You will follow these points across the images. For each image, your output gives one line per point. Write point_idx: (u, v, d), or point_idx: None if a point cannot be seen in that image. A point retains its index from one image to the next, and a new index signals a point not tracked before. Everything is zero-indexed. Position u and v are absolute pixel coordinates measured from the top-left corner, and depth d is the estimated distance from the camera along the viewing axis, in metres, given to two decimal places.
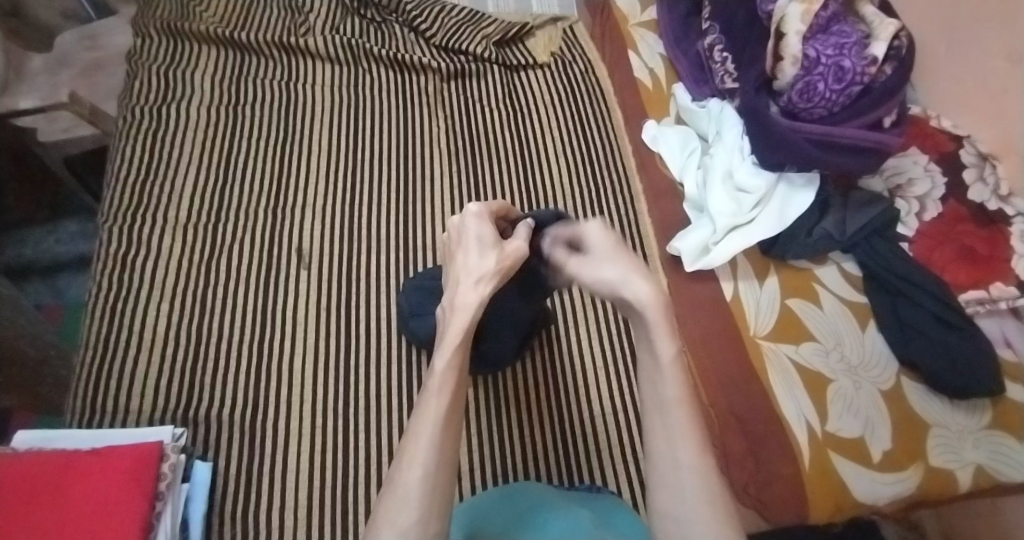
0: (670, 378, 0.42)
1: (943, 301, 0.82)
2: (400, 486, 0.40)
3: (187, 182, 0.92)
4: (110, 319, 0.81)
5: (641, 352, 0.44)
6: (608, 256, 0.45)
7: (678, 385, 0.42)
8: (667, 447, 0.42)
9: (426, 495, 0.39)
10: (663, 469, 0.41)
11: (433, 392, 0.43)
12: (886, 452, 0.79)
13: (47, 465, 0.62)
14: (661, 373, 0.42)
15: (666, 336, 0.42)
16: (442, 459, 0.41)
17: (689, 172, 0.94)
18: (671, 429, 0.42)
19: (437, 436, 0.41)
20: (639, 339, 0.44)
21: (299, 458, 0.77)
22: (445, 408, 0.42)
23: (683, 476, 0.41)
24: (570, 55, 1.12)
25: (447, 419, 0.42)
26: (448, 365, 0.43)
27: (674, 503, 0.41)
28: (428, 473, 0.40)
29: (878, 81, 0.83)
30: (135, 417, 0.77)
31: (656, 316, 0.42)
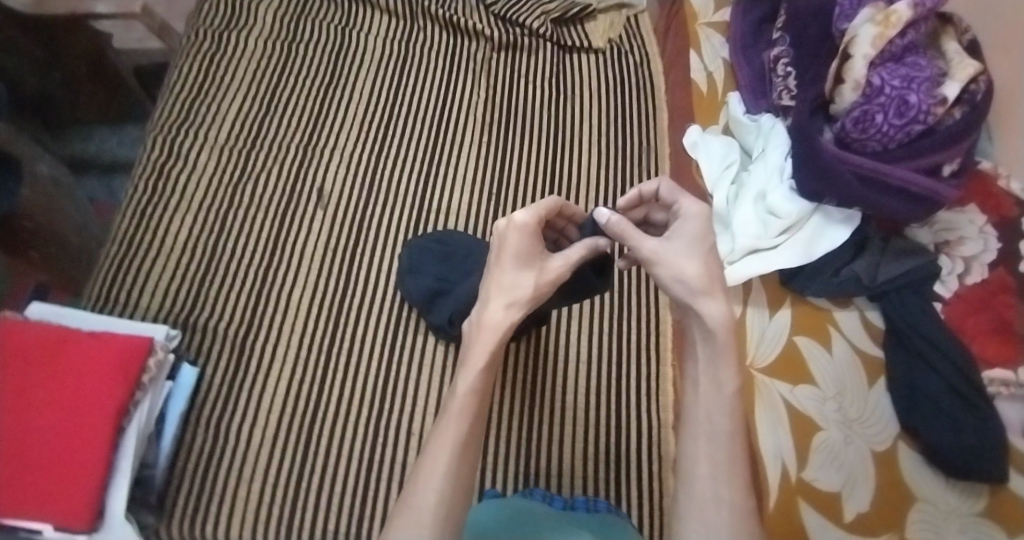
0: (725, 407, 0.47)
1: (962, 371, 0.76)
2: (413, 503, 0.44)
3: (232, 107, 0.95)
4: (139, 220, 0.87)
5: (701, 372, 0.49)
6: (685, 251, 0.50)
7: (732, 417, 0.47)
8: (709, 475, 0.46)
9: (437, 518, 0.43)
10: (701, 493, 0.46)
11: (453, 420, 0.47)
12: (860, 513, 0.74)
13: (51, 338, 0.68)
14: (720, 400, 0.47)
15: (732, 373, 0.47)
16: (456, 487, 0.45)
17: (722, 185, 0.89)
18: (717, 457, 0.46)
19: (451, 467, 0.45)
20: (701, 359, 0.49)
21: (278, 383, 0.81)
22: (461, 438, 0.46)
23: (721, 510, 0.45)
24: (629, 44, 1.09)
25: (464, 444, 0.46)
26: (471, 388, 0.48)
27: (705, 522, 0.45)
28: (441, 497, 0.44)
29: (943, 123, 0.77)
30: (142, 312, 0.82)
31: (729, 343, 0.47)
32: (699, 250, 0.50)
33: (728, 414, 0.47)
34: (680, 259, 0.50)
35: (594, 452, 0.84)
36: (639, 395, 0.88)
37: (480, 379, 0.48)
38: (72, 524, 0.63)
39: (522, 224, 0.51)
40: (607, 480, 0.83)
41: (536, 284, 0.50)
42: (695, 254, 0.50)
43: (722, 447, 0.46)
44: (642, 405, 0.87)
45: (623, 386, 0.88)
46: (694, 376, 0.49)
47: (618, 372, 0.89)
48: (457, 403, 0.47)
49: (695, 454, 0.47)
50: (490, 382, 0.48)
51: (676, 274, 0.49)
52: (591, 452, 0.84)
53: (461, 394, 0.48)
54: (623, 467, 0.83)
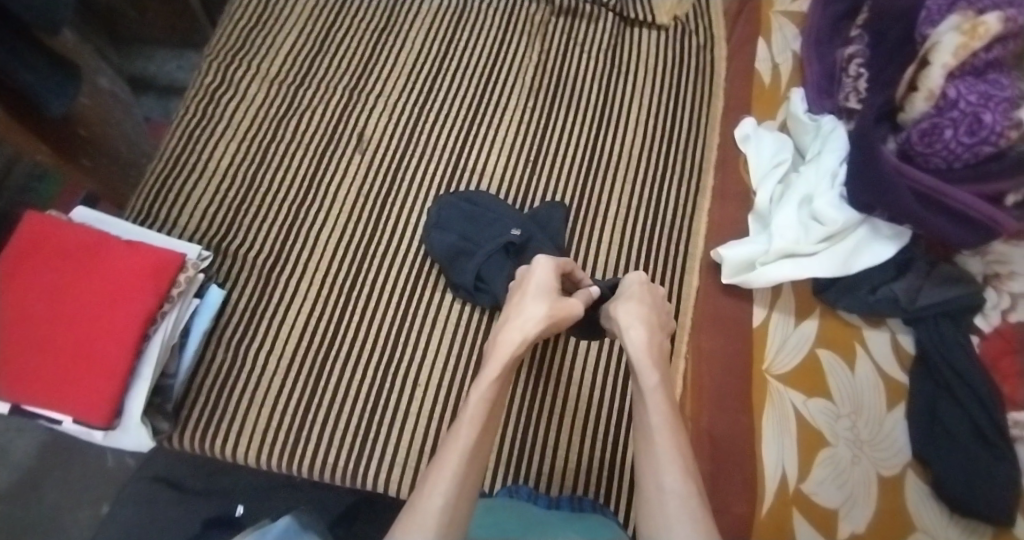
0: (654, 410, 0.62)
1: (989, 409, 0.73)
2: (423, 506, 0.51)
3: (287, 41, 0.96)
4: (185, 141, 0.89)
5: (638, 397, 0.65)
6: (631, 300, 0.71)
7: (664, 422, 0.61)
8: (655, 477, 0.58)
9: (447, 506, 0.51)
10: (653, 494, 0.57)
11: (466, 425, 0.58)
12: (854, 534, 0.72)
13: (88, 241, 0.71)
14: (651, 409, 0.62)
15: (651, 374, 0.64)
16: (463, 486, 0.54)
17: (769, 182, 0.86)
18: (658, 458, 0.58)
19: (459, 469, 0.54)
20: (639, 384, 0.66)
21: (297, 318, 0.83)
22: (470, 444, 0.56)
23: (669, 501, 0.56)
24: (694, 25, 1.05)
25: (471, 452, 0.56)
26: (481, 401, 0.60)
27: (662, 515, 0.55)
28: (447, 495, 0.52)
29: (1016, 149, 0.71)
30: (179, 231, 0.85)
31: (648, 350, 0.66)
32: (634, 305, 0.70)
33: (661, 421, 0.61)
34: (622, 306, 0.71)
35: (597, 433, 0.84)
36: None
37: (491, 392, 0.61)
38: (91, 419, 0.66)
39: (545, 271, 0.71)
40: (604, 463, 0.82)
41: (549, 312, 0.67)
42: (631, 306, 0.71)
43: (662, 447, 0.59)
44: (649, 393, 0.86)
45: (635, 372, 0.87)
46: (639, 397, 0.65)
47: (630, 359, 0.88)
48: (469, 414, 0.59)
49: (644, 459, 0.60)
50: (496, 399, 0.61)
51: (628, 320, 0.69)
52: (593, 433, 0.84)
53: (474, 404, 0.60)
54: (622, 452, 0.83)
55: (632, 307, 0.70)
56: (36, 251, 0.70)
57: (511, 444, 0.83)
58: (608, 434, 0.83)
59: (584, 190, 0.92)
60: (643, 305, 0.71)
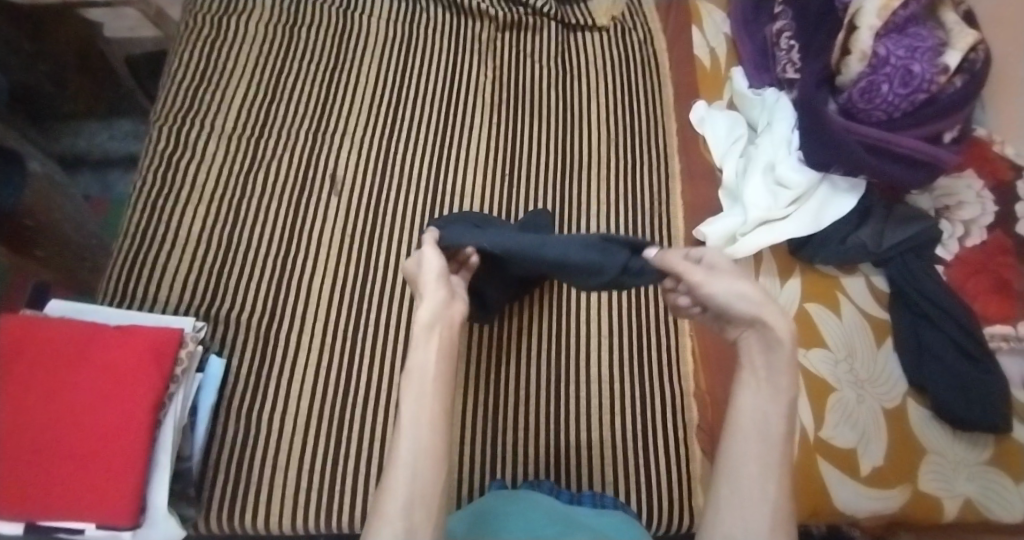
0: (777, 410, 0.56)
1: (966, 330, 0.80)
2: (393, 478, 0.48)
3: (236, 95, 0.94)
4: (149, 213, 0.86)
5: (748, 386, 0.58)
6: (726, 274, 0.60)
7: (779, 417, 0.56)
8: (747, 480, 0.54)
9: (417, 496, 0.47)
10: (743, 488, 0.54)
11: (421, 392, 0.52)
12: (875, 467, 0.79)
13: (78, 332, 0.67)
14: (774, 403, 0.56)
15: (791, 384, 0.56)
16: (430, 471, 0.49)
17: (731, 158, 0.91)
18: (769, 454, 0.54)
19: (417, 457, 0.49)
20: (759, 365, 0.58)
21: (305, 372, 0.81)
22: (429, 408, 0.51)
23: (765, 504, 0.53)
24: (632, 22, 1.09)
25: (433, 422, 0.51)
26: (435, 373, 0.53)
27: (743, 516, 0.53)
28: (410, 488, 0.47)
29: (945, 92, 0.79)
30: (162, 306, 0.81)
31: (787, 355, 0.57)
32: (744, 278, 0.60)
33: (781, 418, 0.56)
34: (728, 282, 0.59)
35: (619, 425, 0.85)
36: (659, 366, 0.88)
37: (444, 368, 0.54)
38: (115, 521, 0.62)
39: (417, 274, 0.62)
40: (631, 453, 0.83)
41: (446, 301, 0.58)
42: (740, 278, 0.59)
43: (773, 449, 0.54)
44: (660, 376, 0.87)
45: (640, 357, 0.88)
46: (749, 381, 0.58)
47: (637, 346, 0.89)
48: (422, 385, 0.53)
49: (745, 451, 0.55)
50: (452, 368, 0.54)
51: (732, 292, 0.58)
52: (616, 426, 0.85)
53: (424, 366, 0.54)
54: (649, 439, 0.84)
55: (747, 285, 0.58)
56: (18, 356, 0.65)
57: (541, 452, 0.84)
58: (629, 422, 0.85)
59: (561, 195, 0.94)
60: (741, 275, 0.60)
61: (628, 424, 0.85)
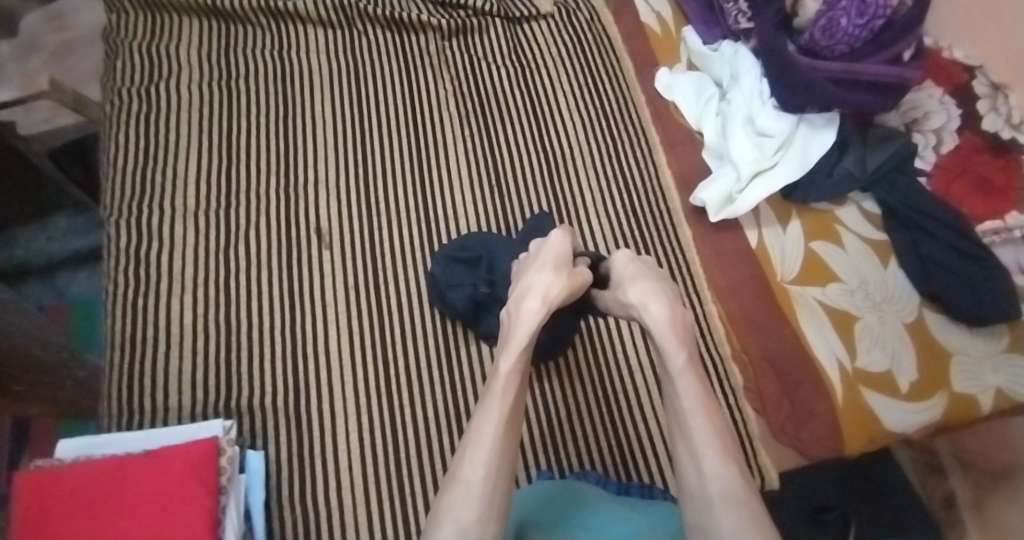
0: (684, 387, 0.53)
1: (961, 232, 0.83)
2: (461, 481, 0.45)
3: (191, 167, 0.87)
4: (132, 316, 0.78)
5: (661, 367, 0.56)
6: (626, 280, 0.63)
7: (690, 391, 0.52)
8: (690, 458, 0.50)
9: (484, 490, 0.45)
10: (685, 475, 0.50)
11: (496, 393, 0.50)
12: (912, 382, 0.80)
13: (101, 470, 0.61)
14: (676, 383, 0.53)
15: (675, 349, 0.54)
16: (502, 461, 0.47)
17: (708, 119, 0.93)
18: (692, 435, 0.50)
19: (497, 444, 0.47)
20: (661, 357, 0.56)
21: (349, 441, 0.75)
22: (505, 414, 0.49)
23: (705, 479, 0.48)
24: (574, 2, 1.09)
25: (508, 421, 0.49)
26: (511, 370, 0.52)
27: (695, 505, 0.48)
28: (488, 470, 0.45)
29: (899, 13, 0.81)
30: (176, 414, 0.75)
31: (668, 327, 0.56)
32: (645, 282, 0.61)
33: (688, 394, 0.52)
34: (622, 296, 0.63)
35: None
36: None
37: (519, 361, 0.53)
38: None
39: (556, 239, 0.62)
40: None
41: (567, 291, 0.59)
42: (638, 281, 0.62)
43: (692, 426, 0.51)
44: None
45: None
46: (663, 374, 0.56)
47: None
48: (501, 381, 0.52)
49: (676, 443, 0.52)
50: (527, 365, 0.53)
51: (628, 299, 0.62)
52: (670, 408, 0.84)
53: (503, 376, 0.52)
54: None
55: (644, 285, 0.61)
56: (38, 517, 0.58)
57: (607, 454, 0.81)
58: None
59: (553, 192, 0.93)
60: (654, 278, 0.62)
61: None
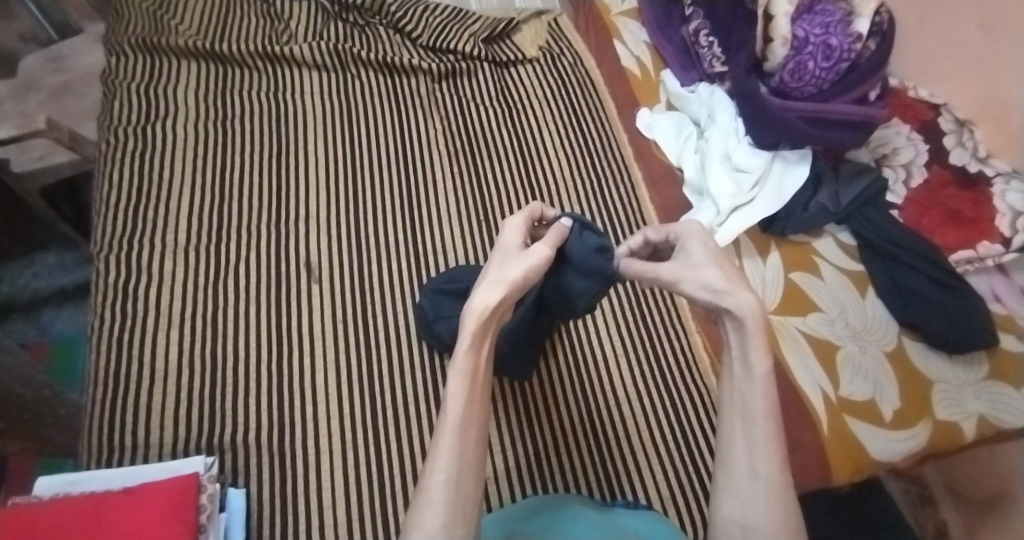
0: (759, 387, 0.50)
1: (935, 261, 0.85)
2: (425, 488, 0.45)
3: (183, 203, 0.89)
4: (117, 352, 0.78)
5: (733, 361, 0.52)
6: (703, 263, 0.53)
7: (764, 394, 0.49)
8: (747, 460, 0.48)
9: (448, 497, 0.44)
10: (738, 476, 0.48)
11: (451, 399, 0.47)
12: (896, 410, 0.81)
13: (80, 507, 0.60)
14: (752, 381, 0.50)
15: (762, 351, 0.49)
16: (465, 464, 0.46)
17: (687, 156, 0.96)
18: (754, 435, 0.49)
19: (455, 447, 0.46)
20: (734, 345, 0.52)
21: (332, 477, 0.75)
22: (461, 416, 0.47)
23: (757, 485, 0.47)
24: (558, 47, 1.14)
25: (466, 425, 0.47)
26: (462, 369, 0.48)
27: (743, 511, 0.47)
28: (448, 476, 0.45)
29: (863, 56, 0.85)
30: (157, 450, 0.74)
31: (758, 331, 0.50)
32: (705, 251, 0.53)
33: (762, 395, 0.50)
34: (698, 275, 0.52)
35: (659, 435, 0.84)
36: (678, 365, 0.89)
37: (470, 359, 0.49)
38: None
39: (511, 225, 0.56)
40: (682, 459, 0.82)
41: (526, 272, 0.51)
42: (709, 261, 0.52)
43: (757, 426, 0.49)
44: (681, 374, 0.88)
45: (658, 358, 0.89)
46: (730, 364, 0.52)
47: (653, 352, 0.90)
48: (453, 388, 0.48)
49: (732, 435, 0.50)
50: (479, 359, 0.49)
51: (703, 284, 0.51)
52: (657, 437, 0.84)
53: (456, 377, 0.48)
54: (690, 442, 0.84)
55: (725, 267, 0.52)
56: None
57: (595, 485, 0.80)
58: (667, 429, 0.84)
59: None
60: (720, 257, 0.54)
61: (666, 430, 0.84)
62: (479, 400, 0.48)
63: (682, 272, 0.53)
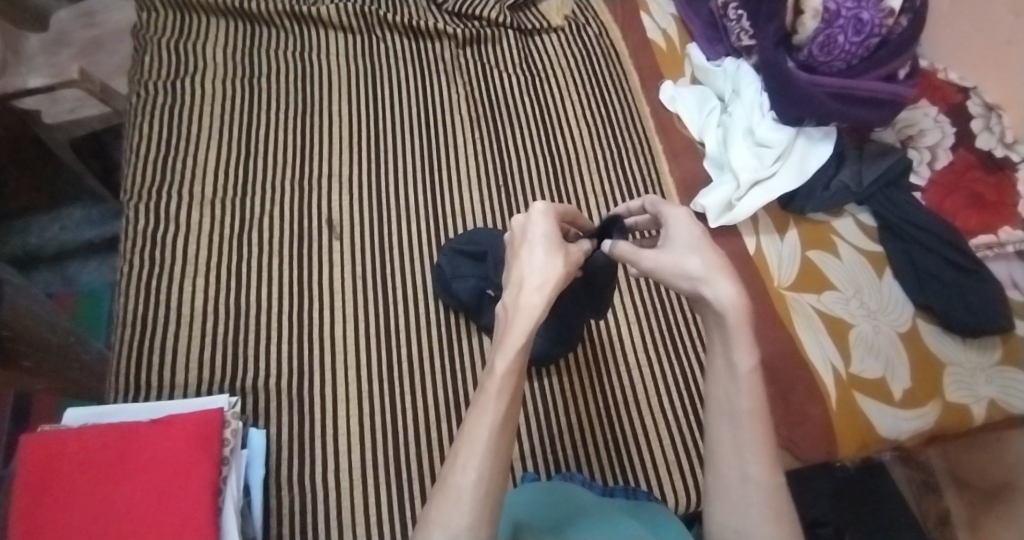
0: (744, 388, 0.47)
1: (955, 245, 0.84)
2: (452, 486, 0.42)
3: (209, 157, 0.91)
4: (144, 297, 0.80)
5: (717, 357, 0.49)
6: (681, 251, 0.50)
7: (751, 396, 0.47)
8: (736, 461, 0.46)
9: (479, 498, 0.41)
10: (727, 478, 0.47)
11: (489, 397, 0.44)
12: (906, 389, 0.81)
13: (109, 435, 0.62)
14: (737, 382, 0.47)
15: (747, 350, 0.46)
16: (496, 466, 0.43)
17: (709, 130, 0.97)
18: (741, 437, 0.46)
19: (491, 445, 0.43)
20: (717, 341, 0.49)
21: (349, 424, 0.77)
22: (501, 417, 0.43)
23: (750, 490, 0.46)
24: (584, 18, 1.13)
25: (503, 425, 0.43)
26: (508, 370, 0.44)
27: (735, 516, 0.46)
28: (482, 476, 0.42)
29: (894, 33, 0.84)
30: (181, 391, 0.76)
31: (743, 324, 0.46)
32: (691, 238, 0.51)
33: (748, 394, 0.47)
34: (677, 262, 0.49)
35: (668, 407, 0.85)
36: (691, 342, 0.90)
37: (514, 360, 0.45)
38: None
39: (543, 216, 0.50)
40: (690, 426, 0.84)
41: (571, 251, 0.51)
42: (691, 245, 0.50)
43: (746, 428, 0.46)
44: (692, 348, 0.90)
45: (672, 336, 0.90)
46: (715, 360, 0.49)
47: (665, 322, 0.91)
48: (495, 385, 0.44)
49: (720, 435, 0.48)
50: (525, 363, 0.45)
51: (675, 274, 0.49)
52: (666, 408, 0.85)
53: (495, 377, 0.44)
54: (699, 413, 0.85)
55: (698, 259, 0.48)
56: (47, 476, 0.59)
57: (602, 451, 0.82)
58: (676, 401, 0.85)
59: (558, 196, 0.96)
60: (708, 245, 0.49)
61: (673, 401, 0.86)
62: (517, 404, 0.45)
63: (667, 259, 0.51)
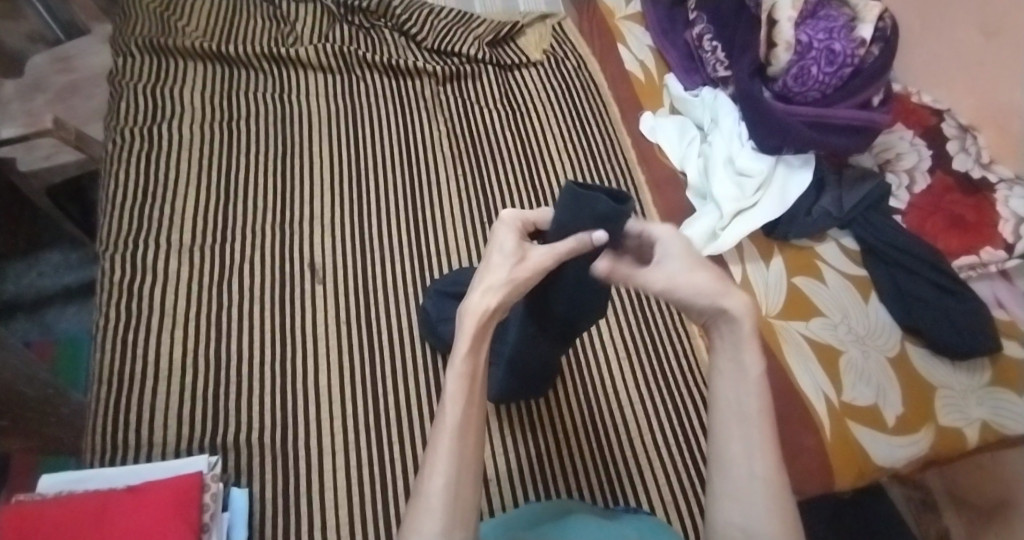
0: (755, 390, 0.47)
1: (939, 268, 0.85)
2: (423, 492, 0.42)
3: (187, 203, 0.90)
4: (121, 350, 0.78)
5: (723, 362, 0.49)
6: (683, 267, 0.47)
7: (758, 397, 0.47)
8: (743, 462, 0.45)
9: (448, 503, 0.42)
10: (734, 478, 0.46)
11: (449, 402, 0.44)
12: (899, 415, 0.80)
13: (83, 504, 0.60)
14: (747, 384, 0.47)
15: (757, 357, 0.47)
16: (463, 472, 0.43)
17: (690, 161, 0.97)
18: (750, 435, 0.46)
19: (456, 448, 0.43)
20: (724, 349, 0.49)
21: (336, 475, 0.75)
22: (461, 420, 0.44)
23: (757, 491, 0.44)
24: (562, 51, 1.15)
25: (464, 429, 0.44)
26: (461, 375, 0.45)
27: (742, 515, 0.44)
28: (449, 480, 0.42)
29: (866, 61, 0.85)
30: (160, 449, 0.74)
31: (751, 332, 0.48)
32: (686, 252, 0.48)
33: (757, 395, 0.47)
34: (688, 277, 0.46)
35: (661, 439, 0.83)
36: (681, 371, 0.89)
37: (469, 362, 0.45)
38: None
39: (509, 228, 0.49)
40: (685, 461, 0.82)
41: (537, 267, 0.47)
42: (697, 265, 0.47)
43: (755, 428, 0.46)
44: (682, 373, 0.89)
45: (660, 358, 0.90)
46: (718, 365, 0.49)
47: (656, 355, 0.90)
48: (451, 390, 0.45)
49: (728, 437, 0.47)
50: (478, 371, 0.46)
51: (692, 291, 0.46)
52: (659, 440, 0.83)
53: (453, 379, 0.45)
54: (692, 441, 0.84)
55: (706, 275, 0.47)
56: None
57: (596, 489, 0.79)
58: (668, 431, 0.84)
59: None
60: (700, 260, 0.48)
61: (665, 431, 0.84)
62: (479, 408, 0.46)
63: (678, 279, 0.47)
